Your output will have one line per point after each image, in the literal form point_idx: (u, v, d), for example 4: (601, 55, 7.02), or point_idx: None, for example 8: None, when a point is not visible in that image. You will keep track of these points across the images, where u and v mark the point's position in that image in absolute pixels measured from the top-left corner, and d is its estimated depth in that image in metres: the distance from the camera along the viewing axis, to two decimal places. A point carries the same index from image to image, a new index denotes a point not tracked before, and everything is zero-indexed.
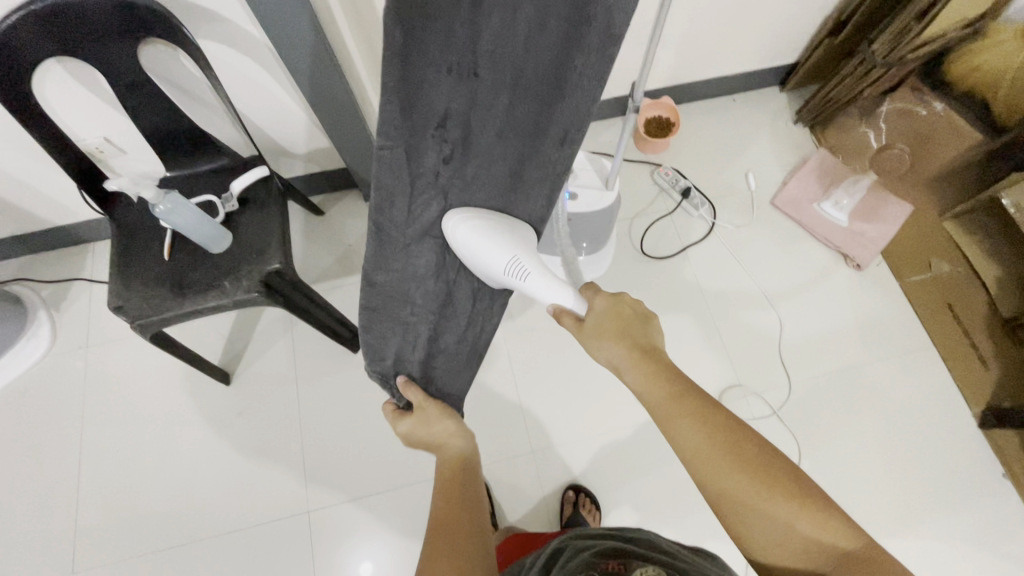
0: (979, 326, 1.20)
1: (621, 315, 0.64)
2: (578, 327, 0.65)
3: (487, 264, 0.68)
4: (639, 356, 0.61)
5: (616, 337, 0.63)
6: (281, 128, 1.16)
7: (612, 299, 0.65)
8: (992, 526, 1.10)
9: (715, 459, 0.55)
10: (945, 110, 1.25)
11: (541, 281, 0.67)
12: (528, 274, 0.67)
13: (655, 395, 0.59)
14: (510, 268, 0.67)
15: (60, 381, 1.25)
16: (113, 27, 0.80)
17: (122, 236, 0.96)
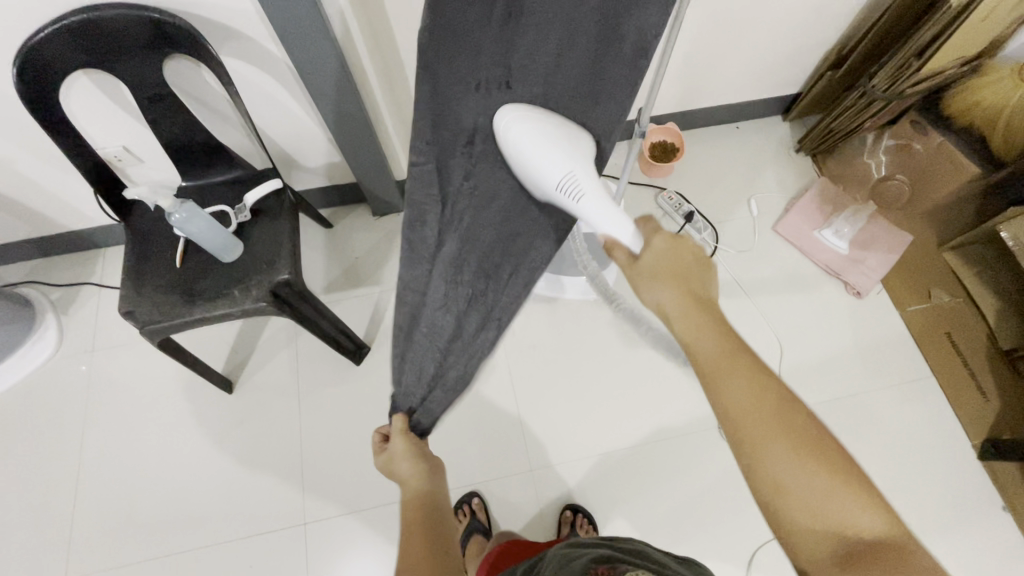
0: (977, 357, 1.21)
1: (680, 260, 0.61)
2: (630, 263, 0.61)
3: (534, 174, 0.60)
4: (693, 304, 0.58)
5: (675, 281, 0.59)
6: (294, 142, 1.18)
7: (673, 240, 0.61)
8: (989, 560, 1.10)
9: (760, 420, 0.53)
10: (942, 144, 1.23)
11: (596, 204, 0.60)
12: (582, 195, 0.59)
13: (703, 346, 0.57)
14: (563, 183, 0.59)
15: (64, 385, 1.26)
16: (141, 42, 0.83)
17: (136, 243, 0.97)
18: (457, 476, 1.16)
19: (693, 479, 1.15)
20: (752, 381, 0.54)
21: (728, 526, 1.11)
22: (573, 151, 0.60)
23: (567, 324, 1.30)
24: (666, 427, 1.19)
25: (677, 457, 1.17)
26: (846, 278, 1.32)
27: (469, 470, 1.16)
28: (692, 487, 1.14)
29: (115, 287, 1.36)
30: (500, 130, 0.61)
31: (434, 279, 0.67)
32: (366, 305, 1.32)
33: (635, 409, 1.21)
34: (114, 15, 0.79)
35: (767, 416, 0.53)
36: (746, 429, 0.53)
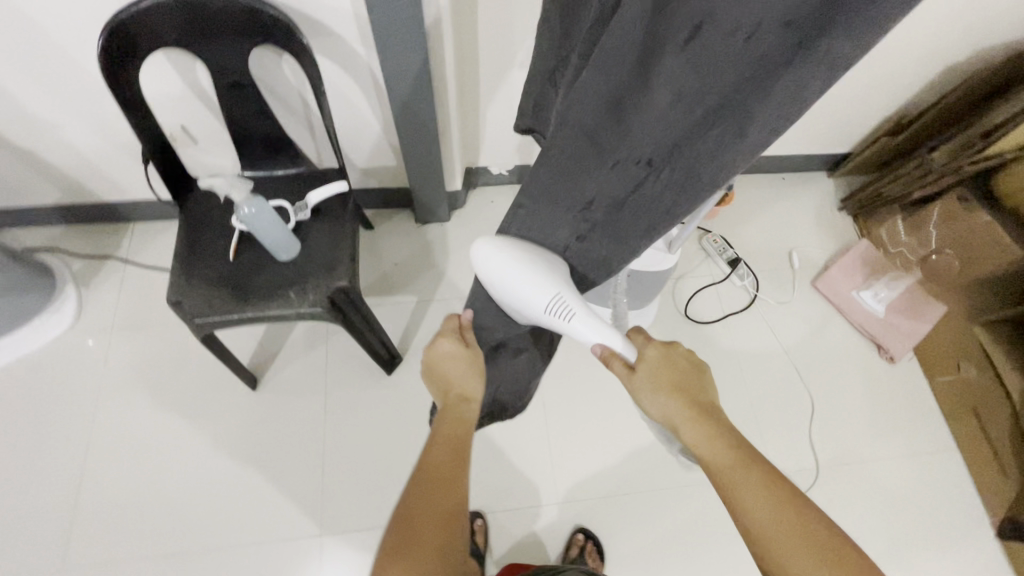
0: (1002, 435, 1.18)
1: (675, 366, 0.67)
2: (629, 372, 0.67)
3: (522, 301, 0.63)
4: (695, 414, 0.63)
5: (674, 390, 0.65)
6: (356, 142, 1.15)
7: (664, 351, 0.68)
8: None
9: (792, 556, 0.52)
10: (988, 222, 1.19)
11: (587, 322, 0.63)
12: (572, 314, 0.62)
13: (716, 461, 0.60)
14: (552, 306, 0.61)
15: (77, 361, 1.21)
16: (234, 29, 0.80)
17: (189, 228, 0.93)
18: (484, 498, 1.15)
19: (721, 532, 1.14)
20: (772, 491, 0.55)
21: (732, 555, 1.12)
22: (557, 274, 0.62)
23: (604, 356, 1.29)
24: (698, 475, 1.18)
25: (698, 505, 1.16)
26: (882, 342, 1.34)
27: (485, 491, 1.15)
28: (718, 537, 1.14)
29: (142, 263, 1.31)
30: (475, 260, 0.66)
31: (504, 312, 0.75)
32: (403, 314, 1.29)
33: (667, 452, 1.20)
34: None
35: (795, 543, 0.52)
36: (773, 557, 0.53)
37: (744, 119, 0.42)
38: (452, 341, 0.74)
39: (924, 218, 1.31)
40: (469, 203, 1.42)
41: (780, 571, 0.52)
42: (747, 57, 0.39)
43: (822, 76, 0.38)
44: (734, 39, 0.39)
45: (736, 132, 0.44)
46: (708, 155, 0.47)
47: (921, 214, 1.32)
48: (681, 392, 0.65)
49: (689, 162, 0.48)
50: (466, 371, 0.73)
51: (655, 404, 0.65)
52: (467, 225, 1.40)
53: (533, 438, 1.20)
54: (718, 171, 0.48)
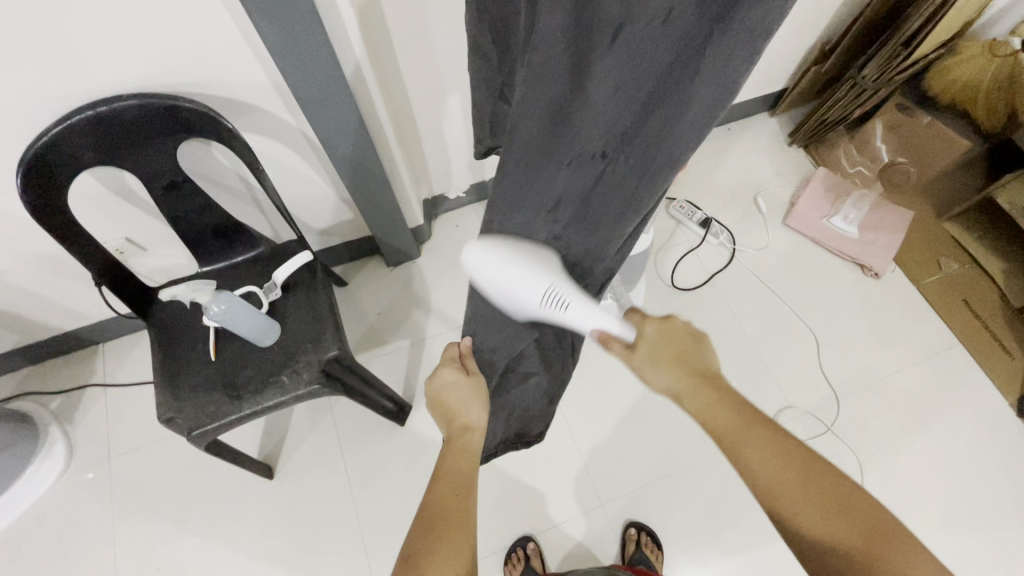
0: (995, 318, 1.27)
1: (673, 337, 0.63)
2: (626, 352, 0.62)
3: (517, 299, 0.57)
4: (694, 381, 0.60)
5: (670, 361, 0.62)
6: (307, 207, 1.13)
7: (662, 324, 0.64)
8: None
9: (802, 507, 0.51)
10: (930, 123, 1.27)
11: (583, 308, 0.58)
12: (568, 304, 0.58)
13: (721, 422, 0.57)
14: (547, 297, 0.57)
15: (82, 500, 1.16)
16: (155, 132, 0.77)
17: (162, 341, 0.90)
18: (530, 520, 1.13)
19: None
20: (779, 444, 0.54)
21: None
22: (549, 265, 0.58)
23: (606, 347, 1.29)
24: None
25: (735, 466, 1.17)
26: (864, 262, 1.36)
27: (529, 513, 1.14)
28: None
29: (122, 383, 1.26)
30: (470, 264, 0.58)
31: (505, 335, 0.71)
32: (400, 360, 1.27)
33: (691, 423, 1.21)
34: (126, 109, 0.73)
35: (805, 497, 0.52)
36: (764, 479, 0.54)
37: (683, 99, 0.42)
38: (453, 369, 0.72)
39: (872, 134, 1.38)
40: (435, 233, 1.41)
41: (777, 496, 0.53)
42: (675, 33, 0.40)
43: (746, 60, 0.37)
44: (654, 23, 0.40)
45: (678, 112, 0.43)
46: (657, 139, 0.46)
47: (866, 131, 1.39)
48: (680, 358, 0.62)
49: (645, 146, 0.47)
50: (468, 398, 0.70)
51: (658, 379, 0.62)
52: (439, 256, 1.38)
53: (560, 447, 1.19)
54: (674, 153, 0.46)
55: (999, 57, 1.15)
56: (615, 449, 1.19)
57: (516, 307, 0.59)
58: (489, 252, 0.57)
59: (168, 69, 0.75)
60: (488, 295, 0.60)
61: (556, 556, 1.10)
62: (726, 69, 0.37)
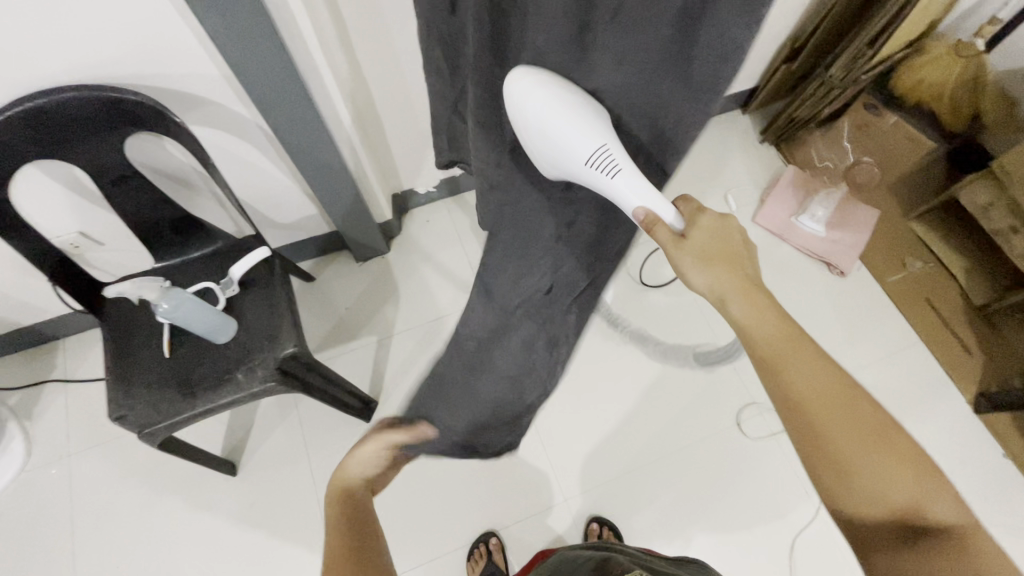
0: (957, 317, 1.29)
1: (727, 245, 0.55)
2: (674, 241, 0.53)
3: (564, 148, 0.51)
4: (746, 288, 0.53)
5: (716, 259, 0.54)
6: (269, 201, 1.11)
7: (717, 220, 0.56)
8: (994, 496, 1.17)
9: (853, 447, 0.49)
10: (897, 122, 1.27)
11: (632, 180, 0.50)
12: (618, 169, 0.50)
13: (767, 342, 0.52)
14: (598, 158, 0.49)
15: (41, 497, 1.14)
16: (100, 124, 0.75)
17: (114, 338, 0.89)
18: (492, 515, 1.14)
19: (724, 480, 1.17)
20: (826, 370, 0.50)
21: (742, 502, 1.15)
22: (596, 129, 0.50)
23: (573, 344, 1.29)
24: (690, 432, 1.21)
25: (697, 461, 1.18)
26: (830, 260, 1.37)
27: (493, 509, 1.14)
28: (723, 486, 1.16)
29: (82, 379, 1.24)
30: (510, 92, 0.51)
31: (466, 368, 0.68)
32: (367, 356, 1.27)
33: (655, 418, 1.22)
34: (67, 101, 0.71)
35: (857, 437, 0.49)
36: (824, 437, 0.49)
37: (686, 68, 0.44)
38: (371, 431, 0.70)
39: (841, 133, 1.37)
40: (405, 228, 1.40)
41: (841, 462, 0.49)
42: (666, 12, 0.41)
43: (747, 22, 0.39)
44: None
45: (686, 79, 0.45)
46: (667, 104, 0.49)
47: (832, 131, 1.39)
48: (735, 264, 0.54)
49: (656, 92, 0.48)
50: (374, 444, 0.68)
51: (699, 279, 0.54)
52: (408, 251, 1.38)
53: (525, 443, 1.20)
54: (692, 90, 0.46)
55: (964, 58, 1.18)
56: (579, 443, 1.20)
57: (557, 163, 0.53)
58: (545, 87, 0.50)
59: (111, 60, 0.74)
60: (540, 146, 0.53)
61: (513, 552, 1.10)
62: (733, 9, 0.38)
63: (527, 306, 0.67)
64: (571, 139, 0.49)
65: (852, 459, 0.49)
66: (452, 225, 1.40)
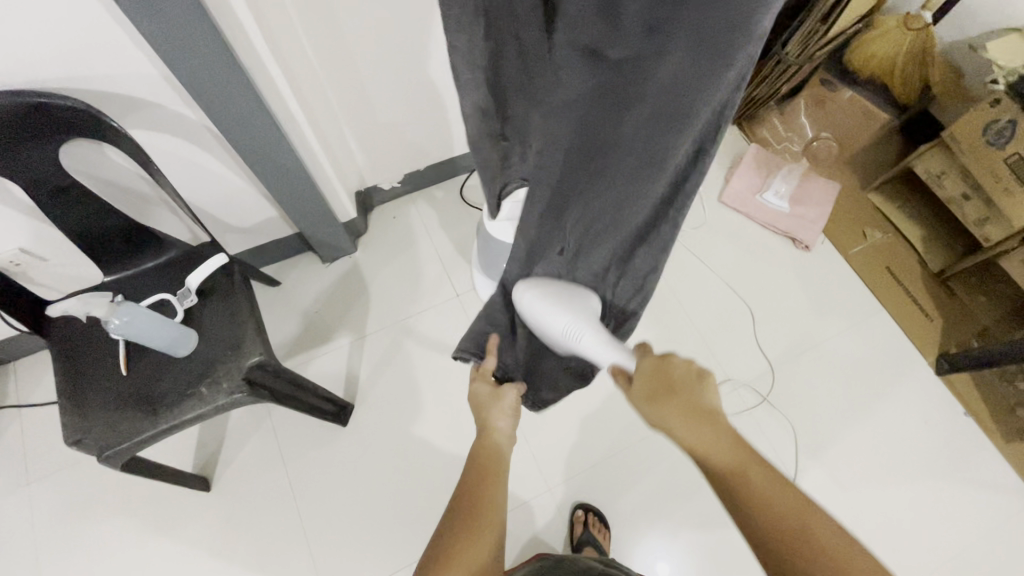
0: (916, 283, 1.34)
1: (670, 375, 0.60)
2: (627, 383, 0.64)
3: (547, 326, 0.78)
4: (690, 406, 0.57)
5: (662, 397, 0.58)
6: (224, 205, 1.07)
7: (660, 361, 0.61)
8: (959, 453, 1.22)
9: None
10: (852, 97, 1.31)
11: (599, 347, 0.73)
12: (583, 339, 0.74)
13: (719, 457, 0.53)
14: (566, 333, 0.76)
15: (1, 530, 1.08)
16: (28, 133, 0.70)
17: (65, 359, 0.84)
18: None
19: None
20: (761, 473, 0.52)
21: None
22: (577, 308, 0.78)
23: None
24: None
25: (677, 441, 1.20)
26: (795, 235, 1.39)
27: None
28: None
29: (38, 403, 1.18)
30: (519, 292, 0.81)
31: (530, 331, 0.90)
32: (339, 359, 1.24)
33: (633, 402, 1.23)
34: None
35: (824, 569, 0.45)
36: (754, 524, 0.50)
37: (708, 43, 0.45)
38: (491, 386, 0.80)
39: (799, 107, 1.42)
40: (372, 226, 1.37)
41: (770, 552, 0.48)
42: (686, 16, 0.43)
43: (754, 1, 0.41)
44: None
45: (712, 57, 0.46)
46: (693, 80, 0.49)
47: (791, 106, 1.44)
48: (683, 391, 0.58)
49: (654, 115, 0.53)
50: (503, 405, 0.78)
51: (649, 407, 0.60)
52: (376, 248, 1.35)
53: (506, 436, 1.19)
54: (684, 108, 0.51)
55: (913, 30, 1.18)
56: (560, 432, 1.20)
57: (551, 334, 0.79)
58: (530, 292, 0.80)
59: (34, 64, 0.69)
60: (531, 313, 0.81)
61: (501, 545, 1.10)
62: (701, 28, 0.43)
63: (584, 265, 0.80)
64: (552, 314, 0.77)
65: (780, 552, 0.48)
66: (419, 220, 1.37)
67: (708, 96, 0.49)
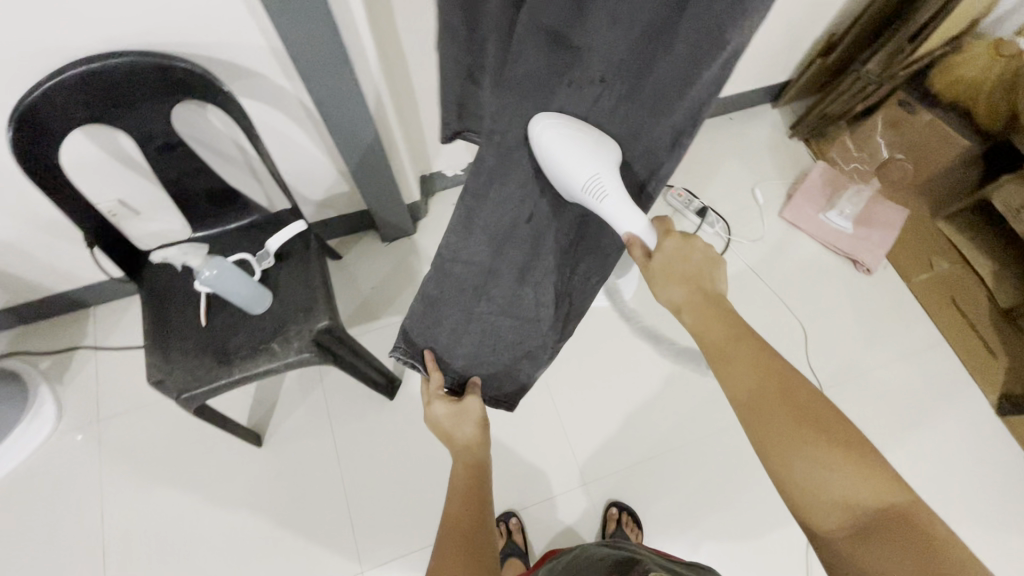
0: (982, 318, 1.28)
1: (687, 257, 0.64)
2: (645, 260, 0.64)
3: (564, 177, 0.63)
4: (698, 296, 0.62)
5: (675, 280, 0.63)
6: (302, 177, 1.12)
7: (682, 242, 0.64)
8: (1015, 500, 1.16)
9: (775, 424, 0.53)
10: (931, 120, 1.25)
11: (618, 205, 0.62)
12: (606, 197, 0.62)
13: (713, 337, 0.60)
14: (590, 184, 0.61)
15: (71, 459, 1.17)
16: (149, 92, 0.76)
17: (153, 305, 0.90)
18: (510, 495, 1.15)
19: (743, 472, 1.17)
20: (767, 363, 0.56)
21: (761, 495, 1.15)
22: (604, 154, 0.61)
23: (596, 332, 1.30)
24: (711, 424, 1.21)
25: (716, 453, 1.19)
26: (857, 257, 1.36)
27: (512, 490, 1.16)
28: (741, 478, 1.17)
29: (113, 347, 1.26)
30: (535, 129, 0.63)
31: (475, 324, 0.84)
32: (391, 335, 1.28)
33: (675, 409, 1.23)
34: (119, 66, 0.72)
35: (782, 414, 0.53)
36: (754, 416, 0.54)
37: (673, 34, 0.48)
38: (441, 403, 0.79)
39: (874, 128, 1.36)
40: (431, 212, 1.40)
41: (768, 438, 0.53)
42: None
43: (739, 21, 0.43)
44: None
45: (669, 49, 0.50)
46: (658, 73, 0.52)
47: (865, 127, 1.38)
48: (692, 278, 0.63)
49: (647, 90, 0.55)
50: (462, 419, 0.78)
51: (662, 289, 0.64)
52: (434, 234, 1.38)
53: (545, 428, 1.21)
54: (677, 89, 0.51)
55: (1005, 56, 1.13)
56: (598, 430, 1.21)
57: (566, 185, 0.64)
58: (556, 125, 0.61)
59: (160, 29, 0.74)
60: (543, 160, 0.64)
61: (531, 533, 1.12)
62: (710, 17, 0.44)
63: (496, 235, 0.76)
64: (570, 153, 0.61)
65: (787, 441, 0.52)
66: None
67: (697, 82, 0.49)
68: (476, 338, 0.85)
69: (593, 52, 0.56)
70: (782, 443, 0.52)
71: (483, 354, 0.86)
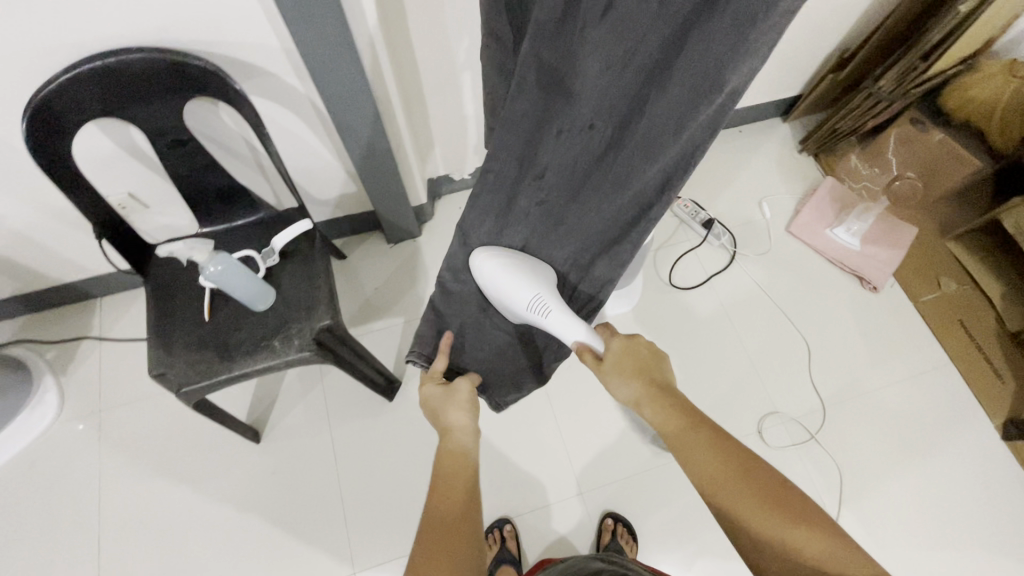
0: (990, 341, 1.26)
1: (635, 353, 0.67)
2: (596, 364, 0.68)
3: (512, 302, 0.72)
4: (652, 392, 0.63)
5: (628, 376, 0.65)
6: (311, 176, 1.13)
7: (627, 341, 0.68)
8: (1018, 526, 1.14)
9: (744, 506, 0.53)
10: (942, 139, 1.25)
11: (563, 319, 0.69)
12: (550, 312, 0.69)
13: (670, 433, 0.60)
14: (534, 303, 0.70)
15: (71, 448, 1.17)
16: (162, 88, 0.77)
17: (158, 300, 0.91)
18: (506, 501, 1.15)
19: None
20: (723, 449, 0.56)
21: None
22: (542, 278, 0.72)
23: None
24: None
25: None
26: (864, 275, 1.35)
27: (508, 497, 1.15)
28: None
29: (118, 338, 1.27)
30: (478, 267, 0.74)
31: (475, 337, 0.85)
32: (393, 336, 1.28)
33: None
34: (133, 63, 0.73)
35: (749, 497, 0.53)
36: (720, 503, 0.54)
37: (669, 73, 0.47)
38: (433, 384, 0.78)
39: (885, 144, 1.36)
40: (437, 215, 1.41)
41: (738, 523, 0.53)
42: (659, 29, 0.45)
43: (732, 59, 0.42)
44: (648, 4, 0.43)
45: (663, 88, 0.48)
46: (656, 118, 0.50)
47: (876, 143, 1.38)
48: (642, 371, 0.65)
49: (642, 135, 0.53)
50: (452, 402, 0.75)
51: (617, 386, 0.65)
52: (440, 237, 1.38)
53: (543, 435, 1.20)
54: (675, 125, 0.49)
55: (1018, 77, 1.13)
56: (597, 440, 1.20)
57: (513, 309, 0.73)
58: (494, 258, 0.72)
59: (176, 27, 0.75)
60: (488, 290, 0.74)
61: (526, 540, 1.11)
62: (708, 58, 0.42)
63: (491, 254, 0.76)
64: (511, 280, 0.71)
65: (753, 524, 0.52)
66: None
67: (692, 124, 0.48)
68: (476, 344, 0.86)
69: (583, 98, 0.53)
70: (756, 526, 0.52)
71: (484, 359, 0.87)
